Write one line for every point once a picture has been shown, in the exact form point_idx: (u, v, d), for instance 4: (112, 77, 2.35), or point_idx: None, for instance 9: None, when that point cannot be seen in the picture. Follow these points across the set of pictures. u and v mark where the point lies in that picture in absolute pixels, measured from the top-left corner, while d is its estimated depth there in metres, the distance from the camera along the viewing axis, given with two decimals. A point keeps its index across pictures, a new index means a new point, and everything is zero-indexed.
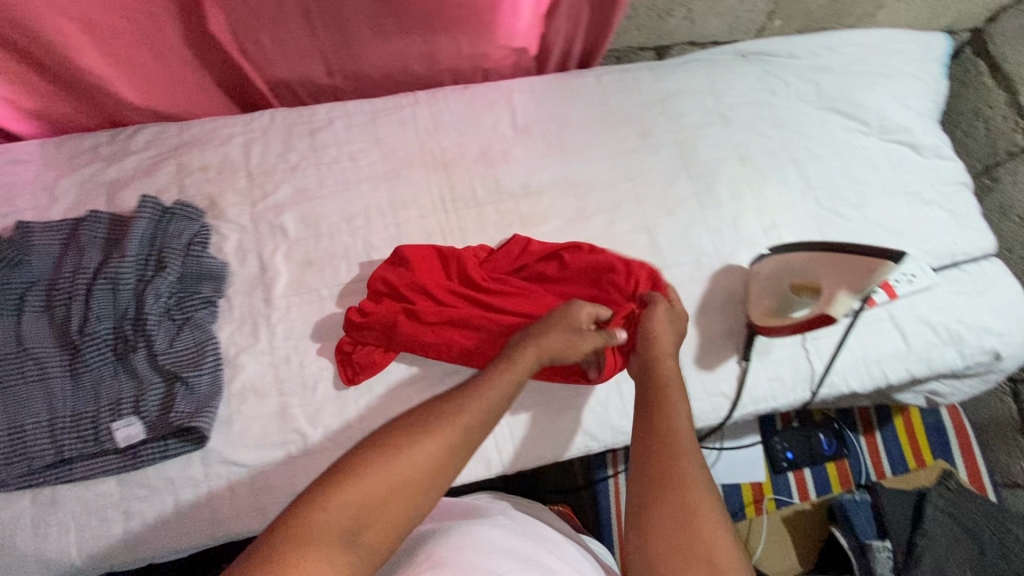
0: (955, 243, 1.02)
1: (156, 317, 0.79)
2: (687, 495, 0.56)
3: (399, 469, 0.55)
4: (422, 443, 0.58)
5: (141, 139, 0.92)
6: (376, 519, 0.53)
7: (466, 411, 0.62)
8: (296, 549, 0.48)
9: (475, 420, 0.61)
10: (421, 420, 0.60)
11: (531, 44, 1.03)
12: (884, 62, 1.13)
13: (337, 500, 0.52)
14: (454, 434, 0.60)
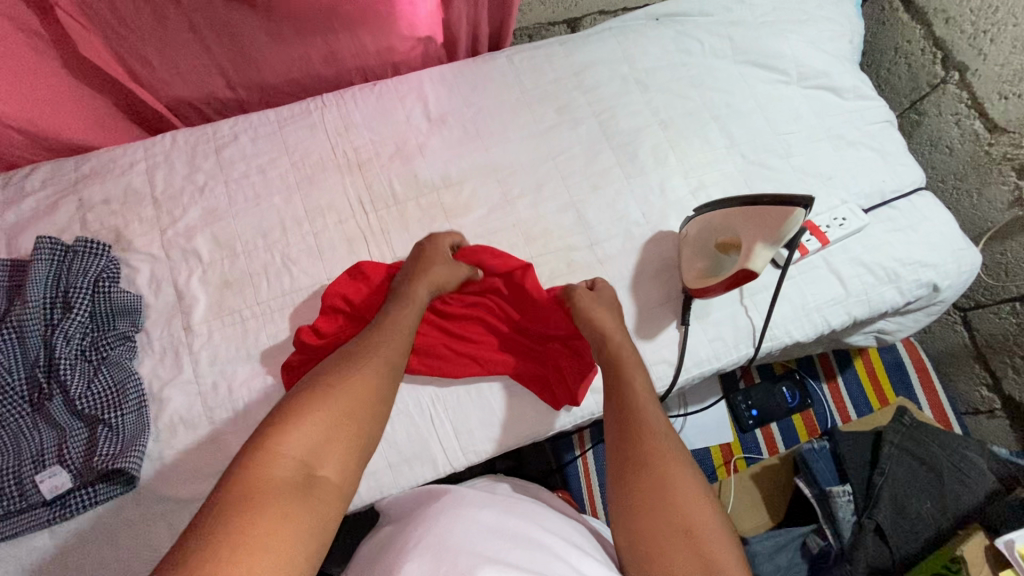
0: (884, 181, 1.02)
1: (68, 361, 0.75)
2: (658, 472, 0.63)
3: (338, 405, 0.62)
4: (351, 380, 0.65)
5: (36, 178, 0.87)
6: (327, 453, 0.59)
7: (382, 354, 0.70)
8: (257, 497, 0.53)
9: (392, 359, 0.70)
10: (343, 363, 0.67)
11: (436, 32, 1.00)
12: (797, 8, 1.11)
13: (286, 445, 0.58)
14: (374, 365, 0.67)
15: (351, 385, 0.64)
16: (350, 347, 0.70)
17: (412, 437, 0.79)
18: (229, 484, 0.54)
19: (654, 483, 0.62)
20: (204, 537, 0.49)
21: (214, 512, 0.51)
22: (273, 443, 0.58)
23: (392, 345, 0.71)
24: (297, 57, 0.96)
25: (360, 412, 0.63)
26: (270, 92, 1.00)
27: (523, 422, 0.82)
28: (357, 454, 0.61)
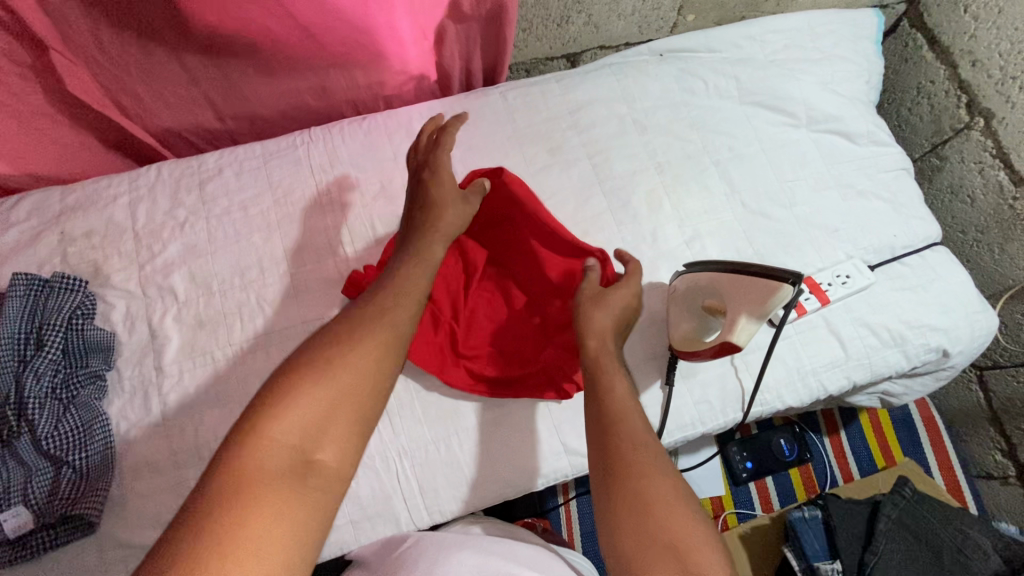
0: (895, 236, 0.96)
1: (37, 400, 0.75)
2: (650, 482, 0.57)
3: (343, 372, 0.55)
4: (355, 349, 0.56)
5: (20, 209, 0.87)
6: (329, 432, 0.52)
7: (395, 310, 0.62)
8: (247, 491, 0.47)
9: (404, 316, 0.62)
10: (348, 326, 0.59)
11: (429, 70, 0.98)
12: (811, 46, 1.06)
13: (280, 429, 0.51)
14: (380, 330, 0.59)
15: (357, 356, 0.56)
16: (355, 308, 0.62)
17: (376, 492, 0.78)
18: (213, 477, 0.48)
19: (642, 493, 0.56)
20: (181, 547, 0.43)
21: (202, 508, 0.46)
22: (262, 426, 0.51)
23: (404, 306, 0.63)
24: (285, 90, 0.94)
25: (365, 385, 0.55)
26: (259, 123, 0.99)
27: (494, 480, 0.80)
28: (362, 431, 0.54)
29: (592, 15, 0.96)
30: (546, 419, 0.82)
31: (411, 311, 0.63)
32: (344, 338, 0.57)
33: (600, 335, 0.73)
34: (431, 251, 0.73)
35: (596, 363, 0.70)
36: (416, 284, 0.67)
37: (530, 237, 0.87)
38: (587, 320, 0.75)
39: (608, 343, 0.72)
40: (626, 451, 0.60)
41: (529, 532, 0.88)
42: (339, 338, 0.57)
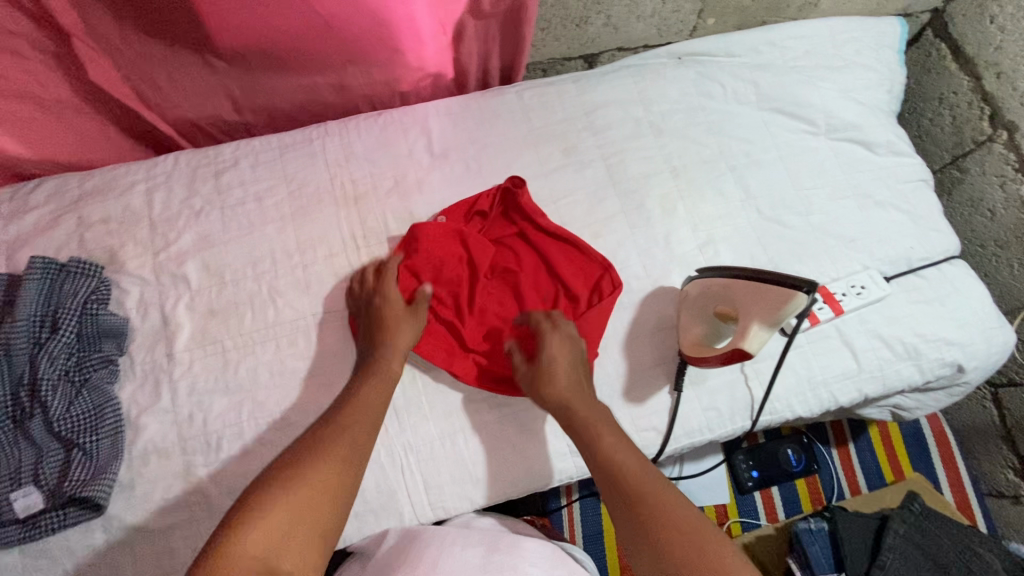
0: (911, 248, 0.95)
1: (50, 382, 0.76)
2: (657, 504, 0.63)
3: (303, 491, 0.61)
4: (316, 470, 0.63)
5: (40, 193, 0.89)
6: (291, 547, 0.57)
7: (350, 428, 0.69)
8: None
9: (360, 433, 0.69)
10: (306, 450, 0.65)
11: (446, 67, 0.98)
12: (832, 53, 1.04)
13: (243, 542, 0.55)
14: (339, 450, 0.66)
15: (318, 476, 0.63)
16: (316, 430, 0.69)
17: (380, 486, 0.78)
18: None
19: (677, 553, 0.59)
20: None
21: None
22: (231, 540, 0.55)
23: (359, 428, 0.69)
24: (303, 84, 0.95)
25: (323, 499, 0.62)
26: (277, 116, 1.00)
27: (498, 479, 0.80)
28: (319, 551, 0.60)
29: (612, 16, 0.95)
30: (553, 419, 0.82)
31: (366, 429, 0.70)
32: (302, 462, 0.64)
33: (562, 402, 0.75)
34: (388, 368, 0.77)
35: (576, 422, 0.73)
36: (374, 404, 0.73)
37: (541, 240, 0.90)
38: (541, 399, 0.76)
39: (574, 400, 0.74)
40: (653, 514, 0.62)
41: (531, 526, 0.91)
42: (302, 462, 0.64)
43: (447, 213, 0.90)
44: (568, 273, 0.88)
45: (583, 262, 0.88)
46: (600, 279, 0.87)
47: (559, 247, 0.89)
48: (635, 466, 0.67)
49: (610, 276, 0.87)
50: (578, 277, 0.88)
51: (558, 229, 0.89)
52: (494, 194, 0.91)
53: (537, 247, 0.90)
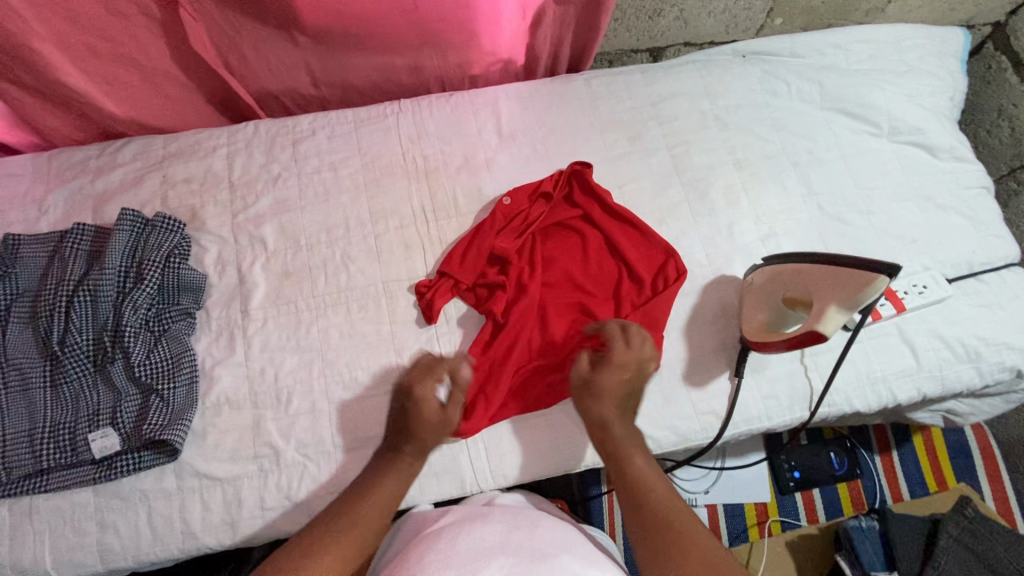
0: (973, 252, 0.95)
1: (133, 329, 0.79)
2: (677, 530, 0.66)
3: None
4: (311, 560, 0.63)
5: (127, 153, 0.93)
6: None
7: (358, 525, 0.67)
8: None
9: (366, 532, 0.67)
10: (309, 538, 0.65)
11: (517, 53, 1.01)
12: (896, 58, 1.05)
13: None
14: (342, 544, 0.65)
15: (318, 572, 0.62)
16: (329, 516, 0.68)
17: (444, 449, 0.79)
18: None
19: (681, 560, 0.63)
20: None
21: None
22: None
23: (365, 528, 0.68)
24: (381, 63, 0.98)
25: None
26: (351, 93, 1.03)
27: (555, 450, 0.81)
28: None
29: (684, 10, 0.97)
30: None
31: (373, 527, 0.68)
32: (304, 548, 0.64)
33: (604, 422, 0.75)
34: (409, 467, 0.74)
35: (612, 444, 0.74)
36: (388, 498, 0.71)
37: (607, 221, 0.91)
38: (586, 414, 0.76)
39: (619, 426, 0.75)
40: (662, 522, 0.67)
41: (554, 505, 0.90)
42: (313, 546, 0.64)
43: (512, 194, 0.91)
44: (632, 256, 0.89)
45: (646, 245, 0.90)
46: (664, 262, 0.88)
47: (622, 230, 0.91)
48: (652, 480, 0.72)
49: (674, 261, 0.88)
50: (642, 260, 0.89)
51: (623, 211, 0.91)
52: (560, 176, 0.92)
53: (603, 228, 0.91)
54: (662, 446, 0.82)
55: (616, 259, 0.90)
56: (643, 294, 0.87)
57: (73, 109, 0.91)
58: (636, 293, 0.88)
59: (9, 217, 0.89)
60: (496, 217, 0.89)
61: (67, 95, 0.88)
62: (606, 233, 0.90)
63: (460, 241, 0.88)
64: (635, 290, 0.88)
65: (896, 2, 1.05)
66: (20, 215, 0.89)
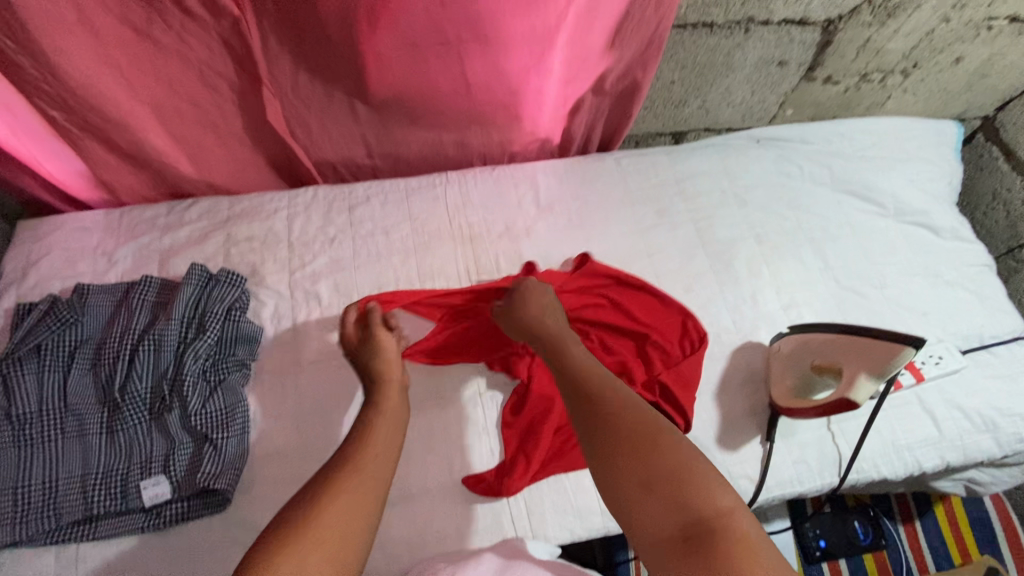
0: (982, 325, 1.01)
1: (192, 379, 0.83)
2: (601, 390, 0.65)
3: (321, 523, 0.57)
4: (315, 508, 0.59)
5: (194, 212, 1.00)
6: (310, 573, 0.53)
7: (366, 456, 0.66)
8: None
9: (375, 462, 0.66)
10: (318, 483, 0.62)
11: (554, 134, 1.11)
12: (897, 147, 1.16)
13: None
14: (349, 484, 0.62)
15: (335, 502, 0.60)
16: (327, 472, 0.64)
17: (486, 506, 0.81)
18: None
19: (646, 472, 0.57)
20: None
21: None
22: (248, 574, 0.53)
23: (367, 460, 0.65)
24: (431, 139, 1.07)
25: (344, 522, 0.58)
26: (401, 163, 1.12)
27: (595, 510, 0.82)
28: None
29: (707, 101, 1.08)
30: None
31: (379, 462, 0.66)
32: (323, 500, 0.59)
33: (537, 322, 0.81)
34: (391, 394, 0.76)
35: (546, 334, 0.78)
36: (384, 445, 0.68)
37: (625, 294, 0.97)
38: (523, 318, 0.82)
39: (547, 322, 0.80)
40: (615, 433, 0.60)
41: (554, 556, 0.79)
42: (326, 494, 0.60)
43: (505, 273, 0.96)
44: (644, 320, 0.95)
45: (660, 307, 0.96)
46: (682, 323, 0.94)
47: (633, 298, 0.97)
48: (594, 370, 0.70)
49: (694, 323, 0.93)
50: (657, 322, 0.95)
51: (643, 283, 0.96)
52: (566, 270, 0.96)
53: (610, 298, 0.96)
54: None
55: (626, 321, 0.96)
56: (662, 356, 0.93)
57: (150, 170, 0.99)
58: (658, 361, 0.93)
59: (80, 268, 0.94)
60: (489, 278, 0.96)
61: (149, 159, 0.96)
62: (613, 301, 0.96)
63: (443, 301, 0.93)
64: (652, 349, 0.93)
65: (895, 99, 1.16)
66: (90, 266, 0.95)
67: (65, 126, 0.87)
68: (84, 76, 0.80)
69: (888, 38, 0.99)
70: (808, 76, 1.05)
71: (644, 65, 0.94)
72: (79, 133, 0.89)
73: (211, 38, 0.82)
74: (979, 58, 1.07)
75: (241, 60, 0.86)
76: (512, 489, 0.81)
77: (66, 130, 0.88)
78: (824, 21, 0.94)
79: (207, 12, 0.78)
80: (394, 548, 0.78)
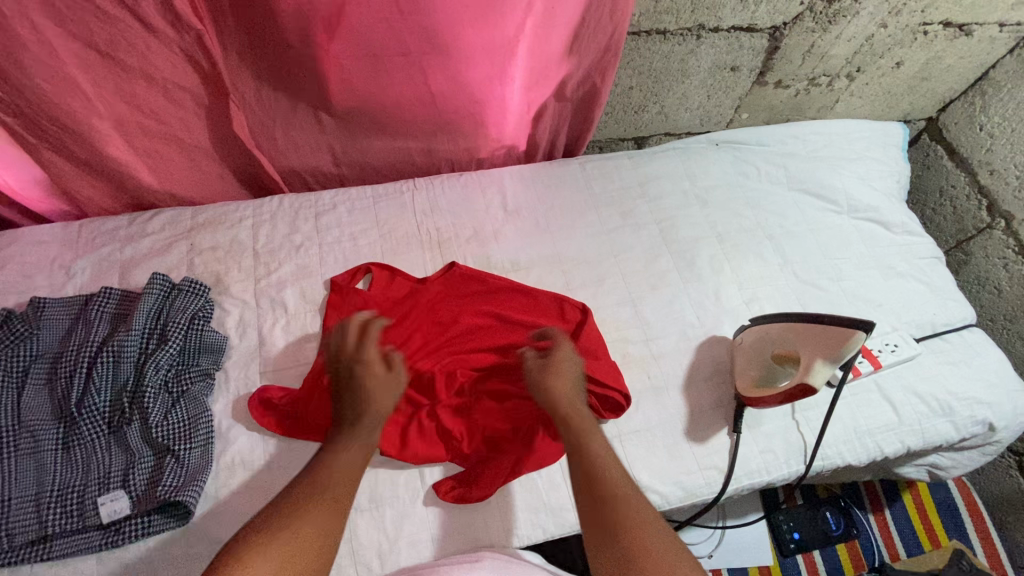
0: (934, 314, 1.05)
1: (153, 390, 0.81)
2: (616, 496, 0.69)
3: (294, 537, 0.62)
4: (296, 523, 0.63)
5: (157, 222, 0.99)
6: None
7: (339, 479, 0.70)
8: None
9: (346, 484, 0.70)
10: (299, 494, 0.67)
11: (519, 141, 1.13)
12: (848, 147, 1.21)
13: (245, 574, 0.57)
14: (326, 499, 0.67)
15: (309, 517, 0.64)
16: (244, 540, 0.61)
17: (458, 509, 0.80)
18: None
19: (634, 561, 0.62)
20: None
21: None
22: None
23: (342, 478, 0.70)
24: (398, 147, 1.08)
25: (315, 539, 0.63)
26: (368, 171, 1.12)
27: (567, 508, 0.82)
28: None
29: (665, 106, 1.12)
30: (621, 450, 0.86)
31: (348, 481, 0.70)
32: (237, 574, 0.56)
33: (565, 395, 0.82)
34: (362, 419, 0.77)
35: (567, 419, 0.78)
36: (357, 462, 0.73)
37: (499, 298, 0.97)
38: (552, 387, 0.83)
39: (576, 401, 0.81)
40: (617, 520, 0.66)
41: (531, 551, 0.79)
42: (247, 557, 0.58)
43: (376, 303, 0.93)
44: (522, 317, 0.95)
45: (533, 301, 0.97)
46: (558, 314, 0.96)
47: (508, 299, 0.97)
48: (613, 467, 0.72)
49: (571, 308, 0.96)
50: (536, 316, 0.96)
51: (507, 283, 0.97)
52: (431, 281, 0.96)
53: (484, 303, 0.96)
54: (672, 501, 0.85)
55: (504, 320, 0.95)
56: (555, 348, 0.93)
57: (111, 181, 0.97)
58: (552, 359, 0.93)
59: (36, 281, 0.92)
60: (355, 314, 0.91)
61: (110, 169, 0.94)
62: (487, 306, 0.95)
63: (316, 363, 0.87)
64: (543, 340, 0.93)
65: (842, 103, 1.22)
66: (46, 279, 0.93)
67: (23, 139, 0.86)
68: (43, 90, 0.79)
69: (831, 43, 1.04)
70: (759, 81, 1.10)
71: (603, 71, 0.97)
72: (33, 144, 0.87)
73: (173, 51, 0.82)
74: (918, 62, 1.13)
75: (204, 72, 0.86)
76: (480, 495, 0.80)
77: (21, 141, 0.86)
78: (771, 28, 0.99)
79: (169, 26, 0.78)
80: (365, 555, 0.77)
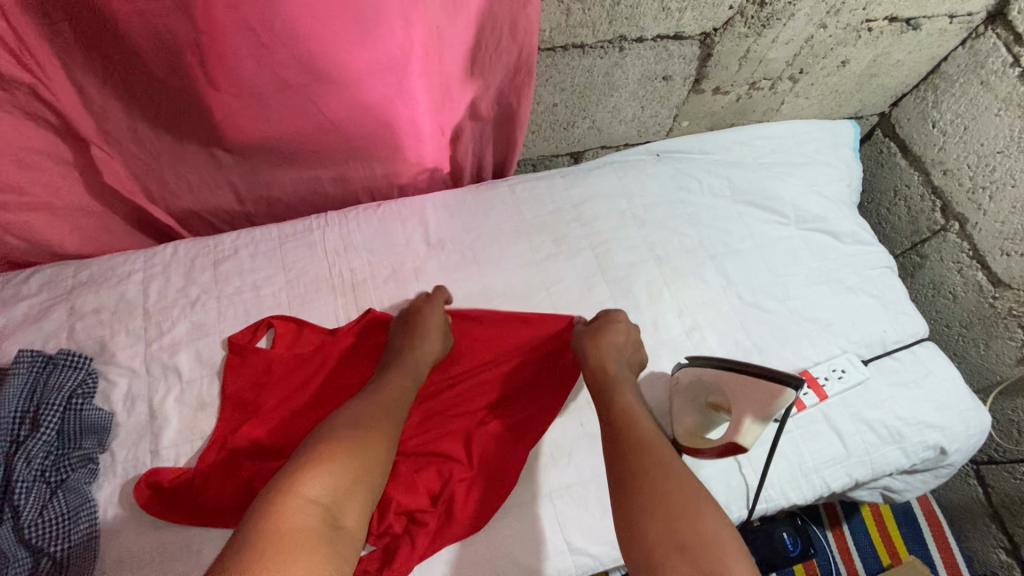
0: (885, 331, 1.00)
1: (25, 484, 0.72)
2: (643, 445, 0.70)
3: (357, 458, 0.67)
4: (360, 444, 0.69)
5: (33, 283, 0.89)
6: (347, 503, 0.64)
7: (392, 409, 0.75)
8: (279, 543, 0.57)
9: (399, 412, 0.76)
10: (359, 415, 0.72)
11: (444, 164, 1.04)
12: (795, 152, 1.14)
13: (310, 487, 0.63)
14: (385, 425, 0.72)
15: (370, 437, 0.70)
16: (308, 454, 0.66)
17: None
18: (258, 511, 0.60)
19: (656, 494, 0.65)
20: (251, 541, 0.57)
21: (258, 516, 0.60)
22: (297, 485, 0.62)
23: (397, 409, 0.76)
24: (305, 179, 0.98)
25: (375, 462, 0.69)
26: (277, 206, 1.02)
27: None
28: (365, 508, 0.66)
29: (596, 120, 1.03)
30: (550, 510, 0.80)
31: (399, 408, 0.76)
32: (302, 488, 0.62)
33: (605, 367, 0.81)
34: (411, 364, 0.83)
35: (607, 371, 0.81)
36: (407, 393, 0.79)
37: None
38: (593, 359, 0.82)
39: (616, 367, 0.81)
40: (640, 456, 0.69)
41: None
42: (309, 477, 0.63)
43: (282, 366, 0.86)
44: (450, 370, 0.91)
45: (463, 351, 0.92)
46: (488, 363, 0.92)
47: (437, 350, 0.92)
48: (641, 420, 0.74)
49: (502, 357, 0.92)
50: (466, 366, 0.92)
51: None
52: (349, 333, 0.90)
53: None
54: (605, 562, 0.79)
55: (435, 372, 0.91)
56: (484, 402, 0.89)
57: None
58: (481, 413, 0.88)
59: None
60: (259, 379, 0.84)
61: None
62: None
63: (215, 438, 0.80)
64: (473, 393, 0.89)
65: (788, 104, 1.14)
66: None
67: None
68: None
69: (767, 47, 0.95)
70: (695, 89, 1.01)
71: (517, 90, 0.89)
72: None
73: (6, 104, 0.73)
74: (865, 59, 1.05)
75: (50, 121, 0.77)
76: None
77: None
78: (701, 34, 0.90)
79: None
80: None
